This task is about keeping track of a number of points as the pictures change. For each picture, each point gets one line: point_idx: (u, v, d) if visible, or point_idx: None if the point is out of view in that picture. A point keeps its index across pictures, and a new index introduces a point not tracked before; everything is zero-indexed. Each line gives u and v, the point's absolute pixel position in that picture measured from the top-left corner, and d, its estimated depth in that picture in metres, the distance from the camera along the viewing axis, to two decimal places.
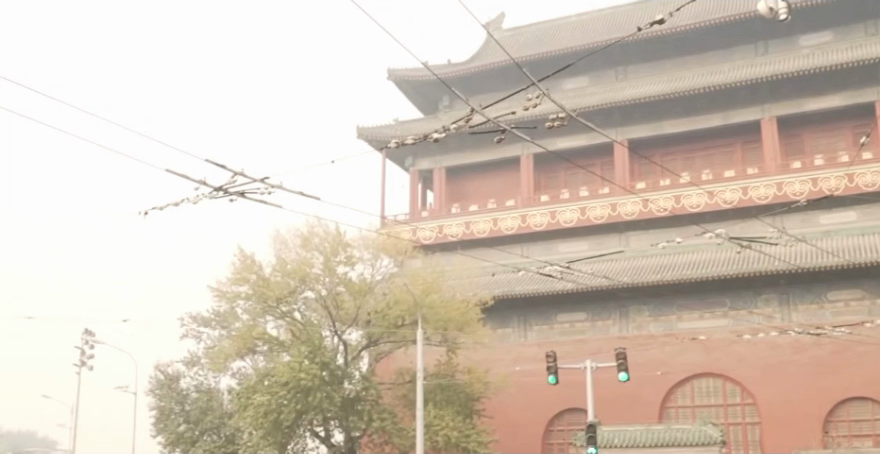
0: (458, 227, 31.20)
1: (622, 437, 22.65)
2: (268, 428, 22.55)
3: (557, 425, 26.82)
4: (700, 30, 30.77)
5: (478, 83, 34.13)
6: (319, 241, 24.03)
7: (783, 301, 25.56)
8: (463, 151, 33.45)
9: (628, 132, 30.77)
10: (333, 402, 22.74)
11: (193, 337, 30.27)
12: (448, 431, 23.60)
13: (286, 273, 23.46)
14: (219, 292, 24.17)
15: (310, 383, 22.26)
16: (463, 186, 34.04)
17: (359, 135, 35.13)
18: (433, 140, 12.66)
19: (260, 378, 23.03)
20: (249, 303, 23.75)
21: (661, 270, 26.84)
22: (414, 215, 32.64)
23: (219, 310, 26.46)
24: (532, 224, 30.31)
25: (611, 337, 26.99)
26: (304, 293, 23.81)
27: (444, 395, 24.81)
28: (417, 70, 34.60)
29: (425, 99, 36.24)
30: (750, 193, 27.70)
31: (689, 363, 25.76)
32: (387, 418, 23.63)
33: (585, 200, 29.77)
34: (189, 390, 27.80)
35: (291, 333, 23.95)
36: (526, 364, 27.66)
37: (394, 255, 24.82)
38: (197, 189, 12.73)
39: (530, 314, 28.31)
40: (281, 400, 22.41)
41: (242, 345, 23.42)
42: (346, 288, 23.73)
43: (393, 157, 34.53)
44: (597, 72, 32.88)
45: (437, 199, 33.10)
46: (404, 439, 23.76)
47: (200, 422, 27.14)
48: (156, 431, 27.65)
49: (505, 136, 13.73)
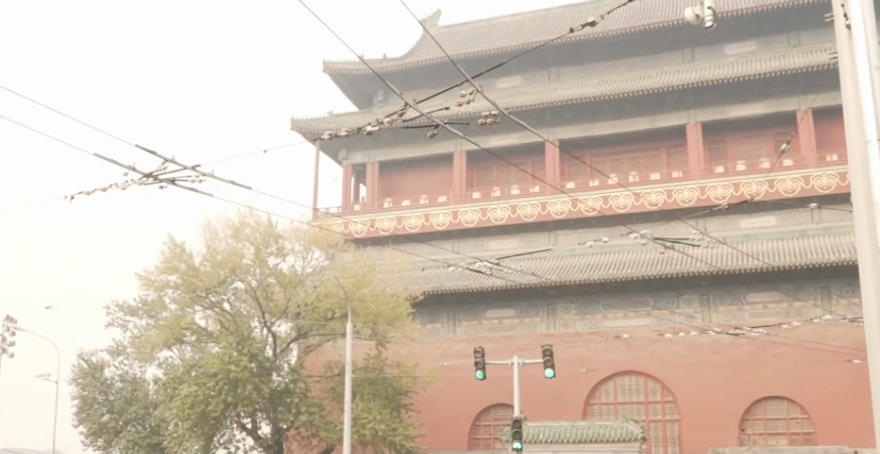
0: (390, 222, 31.34)
1: (547, 432, 23.10)
2: (195, 420, 22.50)
3: (484, 420, 27.18)
4: (631, 34, 31.29)
5: (412, 79, 34.28)
6: (250, 231, 24.04)
7: (704, 302, 26.27)
8: (398, 146, 33.57)
9: (559, 132, 31.17)
10: (261, 393, 22.86)
11: (119, 327, 30.00)
12: (375, 425, 23.83)
13: (216, 263, 23.46)
14: (147, 281, 24.07)
15: (239, 375, 22.34)
16: (396, 180, 34.15)
17: (292, 127, 35.11)
18: (365, 133, 12.80)
19: (188, 369, 22.93)
20: (178, 292, 23.69)
21: (588, 269, 27.32)
22: (346, 208, 32.68)
23: (147, 299, 26.21)
24: (463, 221, 30.59)
25: (539, 334, 27.41)
26: (234, 284, 23.80)
27: (372, 389, 25.00)
28: (350, 63, 34.74)
29: (360, 93, 36.28)
30: (674, 196, 28.41)
31: (612, 361, 26.28)
32: (316, 411, 23.75)
33: (516, 198, 30.14)
34: (113, 380, 27.48)
35: (219, 324, 23.88)
36: (454, 359, 27.98)
37: (325, 248, 24.93)
38: (127, 175, 12.70)
39: (459, 309, 28.58)
40: (209, 391, 22.39)
41: (169, 336, 23.28)
42: (277, 279, 23.85)
43: (326, 149, 34.52)
44: (529, 72, 33.24)
45: (370, 193, 33.17)
46: (332, 433, 23.88)
47: (124, 413, 26.98)
48: (78, 420, 27.30)
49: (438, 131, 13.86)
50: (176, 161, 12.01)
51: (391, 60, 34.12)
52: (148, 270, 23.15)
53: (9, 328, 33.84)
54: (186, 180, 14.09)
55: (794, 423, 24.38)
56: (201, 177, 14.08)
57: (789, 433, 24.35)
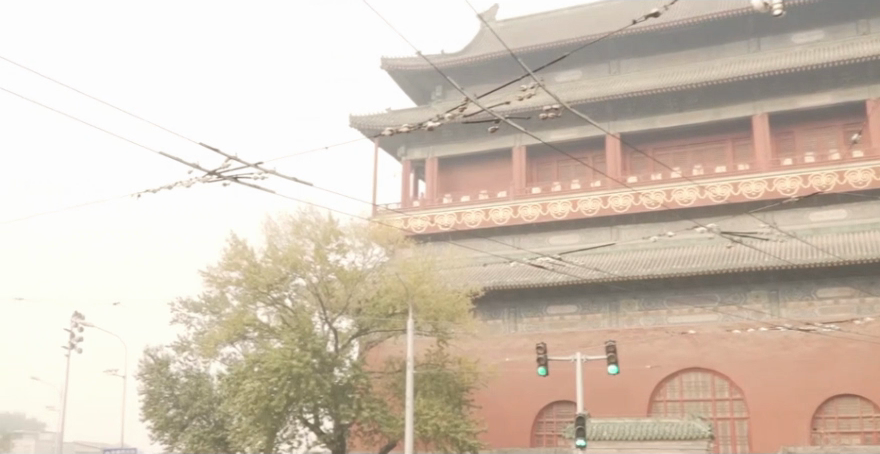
0: (450, 218, 31.26)
1: (612, 430, 22.83)
2: (259, 415, 22.70)
3: (547, 417, 26.99)
4: (693, 25, 30.77)
5: (471, 74, 34.15)
6: (310, 228, 24.20)
7: (772, 297, 25.72)
8: (456, 141, 33.46)
9: (621, 126, 30.75)
10: (323, 389, 23.02)
11: (183, 322, 30.39)
12: (438, 421, 23.80)
13: (277, 260, 23.63)
14: (210, 277, 24.38)
15: (301, 370, 22.50)
16: (455, 175, 34.05)
17: (352, 124, 35.34)
18: (427, 129, 12.71)
19: (251, 364, 23.13)
20: (240, 289, 23.97)
21: (652, 264, 26.91)
22: (406, 205, 32.70)
23: (210, 295, 26.49)
24: (523, 216, 30.41)
25: (602, 330, 27.10)
26: (296, 281, 23.95)
27: (433, 385, 24.95)
28: (409, 60, 34.75)
29: (419, 89, 36.28)
30: (740, 189, 27.87)
31: (678, 357, 25.88)
32: (377, 407, 23.83)
33: (577, 193, 29.84)
34: (178, 375, 27.81)
35: (281, 321, 23.97)
36: (515, 355, 27.80)
37: (386, 244, 24.95)
38: (191, 173, 12.77)
39: (521, 305, 28.38)
40: (271, 386, 22.58)
41: (232, 332, 23.53)
42: (338, 276, 23.89)
43: (386, 145, 34.67)
44: (590, 65, 32.90)
45: (429, 189, 33.13)
46: (394, 429, 23.92)
47: (189, 407, 27.33)
48: (145, 415, 27.69)
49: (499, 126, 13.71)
50: (239, 158, 12.02)
51: (449, 56, 34.04)
52: (211, 266, 23.50)
53: (78, 324, 34.53)
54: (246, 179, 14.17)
55: (868, 421, 23.70)
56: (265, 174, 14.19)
57: (862, 433, 23.70)
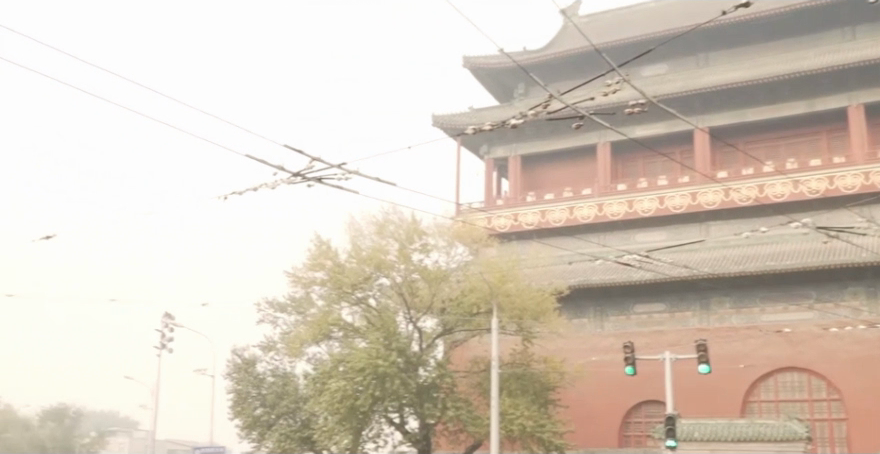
0: (534, 216, 30.99)
1: (703, 430, 22.30)
2: (344, 414, 22.83)
3: (635, 417, 26.53)
4: (785, 15, 29.98)
5: (555, 71, 33.84)
6: (394, 228, 24.22)
7: (871, 294, 24.86)
8: (540, 138, 33.16)
9: (710, 120, 30.12)
10: (408, 388, 23.02)
11: (270, 322, 30.76)
12: (524, 421, 23.57)
13: (361, 260, 23.73)
14: (295, 278, 24.62)
15: (387, 370, 22.54)
16: (538, 173, 33.76)
17: (434, 123, 35.34)
18: (510, 126, 12.56)
19: (336, 364, 23.27)
20: (325, 289, 24.13)
21: (744, 261, 26.26)
22: (490, 204, 32.55)
23: (295, 295, 26.74)
24: (608, 213, 29.98)
25: (692, 329, 26.53)
26: (380, 280, 24.00)
27: (519, 384, 24.74)
28: (492, 57, 34.59)
29: (501, 87, 36.08)
30: (836, 182, 26.99)
31: (772, 357, 25.18)
32: (462, 406, 23.74)
33: (665, 189, 29.28)
34: (265, 374, 28.15)
35: (366, 321, 24.02)
36: (602, 355, 27.40)
37: (469, 243, 24.83)
38: (276, 175, 12.84)
39: (607, 304, 27.98)
40: (357, 385, 22.68)
41: (317, 332, 23.74)
42: (422, 275, 23.86)
43: (469, 143, 34.59)
44: (677, 59, 32.31)
45: (512, 187, 32.94)
46: (480, 428, 23.78)
47: (276, 407, 27.63)
48: (233, 414, 28.09)
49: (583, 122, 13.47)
50: (323, 159, 12.04)
51: (531, 53, 33.78)
52: (297, 266, 23.77)
53: (168, 325, 35.31)
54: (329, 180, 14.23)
55: None
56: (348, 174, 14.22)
57: None
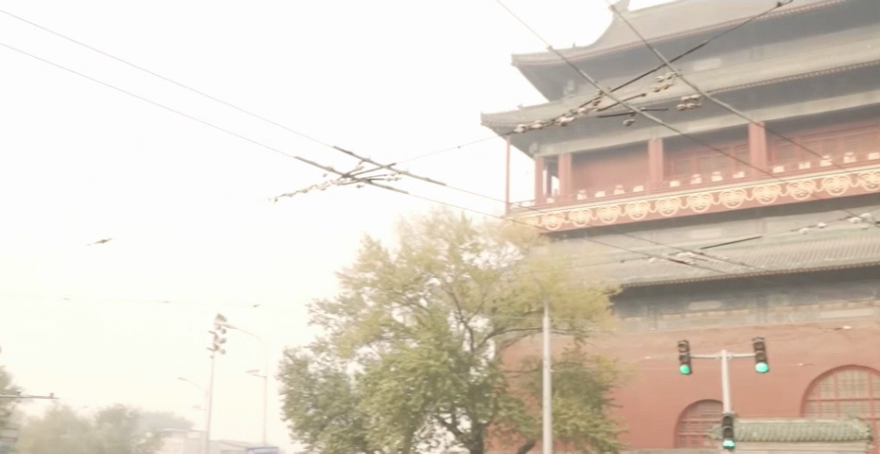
0: (585, 214, 30.76)
1: (761, 430, 21.91)
2: (396, 414, 22.81)
3: (691, 417, 26.15)
4: (841, 6, 29.42)
5: (605, 67, 33.54)
6: (444, 228, 24.14)
7: None
8: (590, 136, 32.89)
9: (765, 114, 29.69)
10: (460, 388, 22.92)
11: (321, 323, 30.85)
12: (577, 420, 23.38)
13: (411, 259, 23.71)
14: (345, 279, 24.66)
15: (439, 370, 22.48)
16: (589, 171, 33.44)
17: (483, 122, 35.22)
18: (561, 124, 12.40)
19: (387, 364, 23.24)
20: (375, 289, 24.14)
21: (803, 257, 25.81)
22: (540, 202, 32.33)
23: (346, 296, 26.78)
24: (661, 211, 29.59)
25: (748, 327, 26.10)
26: (430, 280, 23.95)
27: (572, 384, 24.54)
28: (541, 55, 34.37)
29: (551, 84, 35.84)
30: None
31: (832, 354, 24.67)
32: (514, 406, 23.60)
33: (719, 185, 28.84)
34: (317, 375, 28.23)
35: (417, 321, 23.94)
36: (657, 353, 27.07)
37: (520, 242, 24.65)
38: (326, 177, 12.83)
39: (661, 302, 27.66)
40: (409, 386, 22.63)
41: (369, 332, 23.81)
42: (472, 275, 23.74)
43: (518, 142, 34.41)
44: (730, 53, 31.86)
45: (562, 186, 32.79)
46: (533, 428, 23.70)
47: (328, 407, 27.68)
48: (286, 414, 28.21)
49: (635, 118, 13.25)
50: (372, 160, 11.99)
51: (581, 50, 33.53)
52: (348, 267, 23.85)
53: (220, 326, 35.60)
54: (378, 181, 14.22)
55: None
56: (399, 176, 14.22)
57: None
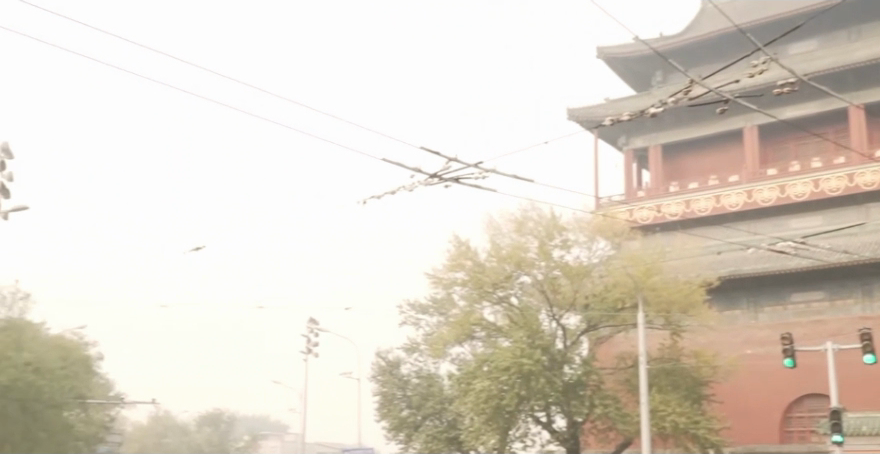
0: (678, 206, 30.06)
1: (871, 424, 21.07)
2: (490, 414, 22.61)
3: (796, 412, 25.35)
4: None
5: (695, 56, 32.82)
6: (533, 225, 23.86)
7: None
8: (681, 126, 32.22)
9: (865, 96, 28.76)
10: (554, 387, 22.64)
11: (412, 324, 30.85)
12: (676, 417, 22.89)
13: (501, 258, 23.46)
14: (436, 279, 24.56)
15: (532, 368, 22.20)
16: (681, 162, 32.76)
17: (570, 117, 34.78)
18: (651, 115, 12.00)
19: (480, 364, 23.06)
20: (466, 289, 23.98)
21: None
22: (630, 196, 31.76)
23: (436, 296, 26.69)
24: (759, 200, 28.78)
25: (854, 317, 25.19)
26: (520, 278, 23.68)
27: (669, 380, 24.01)
28: (627, 46, 33.80)
29: (638, 76, 35.22)
30: None
31: None
32: (611, 404, 23.20)
33: (818, 172, 27.92)
34: (410, 376, 28.21)
35: (508, 319, 23.67)
36: (758, 347, 26.32)
37: (611, 237, 24.21)
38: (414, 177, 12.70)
39: (761, 294, 26.90)
40: (502, 385, 22.40)
41: (460, 332, 23.66)
42: (563, 271, 23.39)
43: (606, 136, 33.89)
44: (826, 34, 30.86)
45: (653, 179, 32.28)
46: (630, 426, 23.17)
47: (422, 407, 27.62)
48: (380, 415, 28.26)
49: (729, 105, 12.75)
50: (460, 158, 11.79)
51: (669, 39, 32.86)
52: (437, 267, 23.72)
53: (313, 329, 35.89)
54: (465, 179, 14.06)
55: None
56: (484, 173, 13.98)
57: None
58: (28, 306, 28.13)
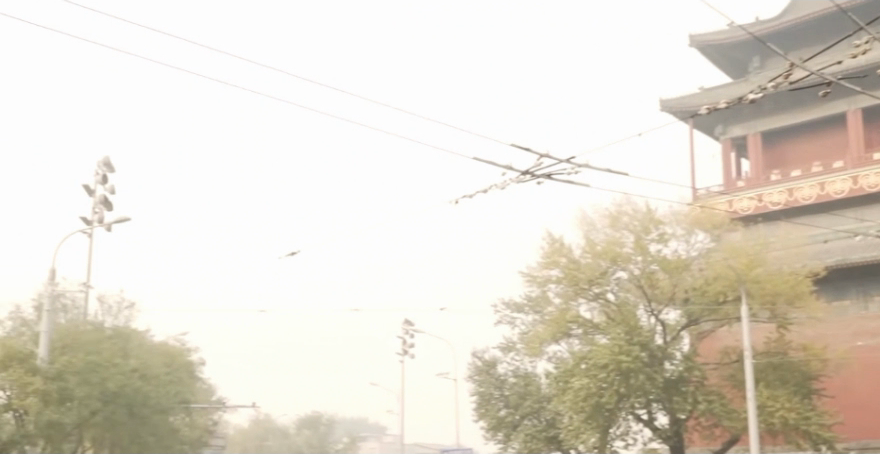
0: (781, 195, 29.09)
1: None
2: (590, 412, 22.21)
3: None
4: None
5: (793, 39, 31.80)
6: (628, 219, 23.33)
7: None
8: (780, 112, 31.22)
9: None
10: (655, 383, 22.02)
11: (507, 323, 30.59)
12: (785, 413, 22.07)
13: (596, 254, 23.07)
14: (530, 277, 24.25)
15: (631, 365, 21.59)
16: (782, 150, 31.76)
17: (663, 107, 34.05)
18: (750, 101, 11.42)
19: (578, 361, 22.69)
20: (561, 286, 23.62)
21: None
22: (729, 186, 30.89)
23: (531, 294, 26.39)
24: (865, 186, 27.72)
25: None
26: (617, 274, 23.17)
27: (777, 375, 23.17)
28: (721, 32, 32.94)
29: (733, 62, 34.30)
30: None
31: None
32: (715, 400, 22.52)
33: None
34: (507, 375, 28.00)
35: (606, 316, 23.25)
36: (869, 338, 25.27)
37: (711, 229, 23.50)
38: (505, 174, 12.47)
39: (871, 284, 26.01)
40: (601, 383, 21.97)
41: (557, 330, 23.32)
42: (661, 266, 22.82)
43: (702, 125, 33.06)
44: None
45: (754, 167, 31.30)
46: (736, 422, 22.50)
47: (519, 407, 27.31)
48: (478, 415, 28.10)
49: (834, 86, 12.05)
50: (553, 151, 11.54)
51: (765, 23, 31.91)
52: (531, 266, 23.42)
53: (408, 331, 35.96)
54: (556, 175, 13.83)
55: None
56: (576, 169, 13.73)
57: None
58: (132, 314, 28.74)
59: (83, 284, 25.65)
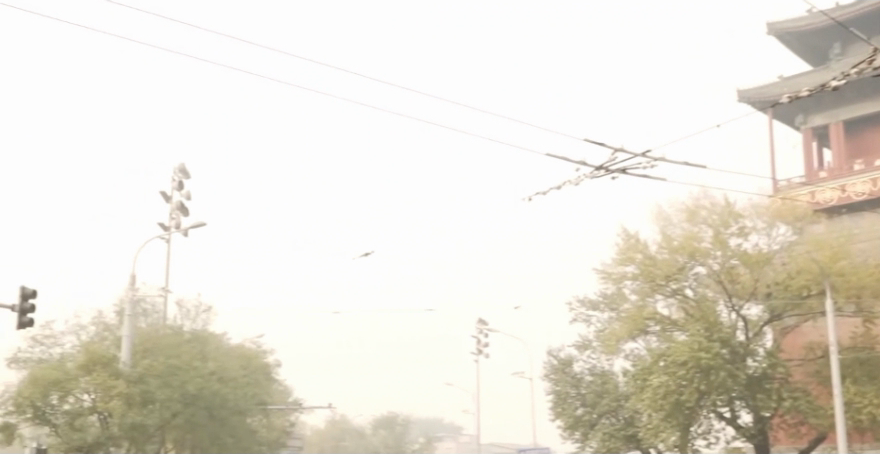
0: (865, 185, 28.28)
1: None
2: (669, 410, 21.71)
3: None
4: None
5: (875, 23, 30.80)
6: (706, 214, 22.77)
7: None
8: (864, 100, 30.26)
9: None
10: (737, 381, 21.43)
11: (583, 321, 30.19)
12: (874, 409, 21.29)
13: (673, 249, 22.56)
14: (605, 274, 23.86)
15: (711, 362, 21.06)
16: (866, 139, 30.79)
17: (740, 98, 33.28)
18: (832, 89, 10.88)
19: (656, 359, 22.20)
20: (637, 283, 23.18)
21: None
22: (811, 178, 30.02)
23: (606, 291, 25.96)
24: None
25: None
26: (695, 269, 22.62)
27: (865, 371, 22.35)
28: (800, 18, 32.07)
29: (813, 49, 33.37)
30: None
31: None
32: (800, 397, 21.82)
33: None
34: (583, 374, 27.61)
35: (684, 312, 22.73)
36: None
37: (792, 222, 22.79)
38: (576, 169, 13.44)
39: None
40: (680, 380, 21.43)
41: (634, 327, 22.87)
42: (742, 260, 22.21)
43: (781, 115, 32.23)
44: None
45: (836, 157, 30.37)
46: (823, 420, 21.78)
47: (597, 405, 26.89)
48: (555, 415, 27.77)
49: None
50: None
51: (846, 7, 30.96)
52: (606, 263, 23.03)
53: (482, 330, 35.75)
54: (634, 170, 15.17)
55: None
56: (651, 162, 15.00)
57: None
58: (209, 317, 29.05)
59: (161, 289, 26.04)
